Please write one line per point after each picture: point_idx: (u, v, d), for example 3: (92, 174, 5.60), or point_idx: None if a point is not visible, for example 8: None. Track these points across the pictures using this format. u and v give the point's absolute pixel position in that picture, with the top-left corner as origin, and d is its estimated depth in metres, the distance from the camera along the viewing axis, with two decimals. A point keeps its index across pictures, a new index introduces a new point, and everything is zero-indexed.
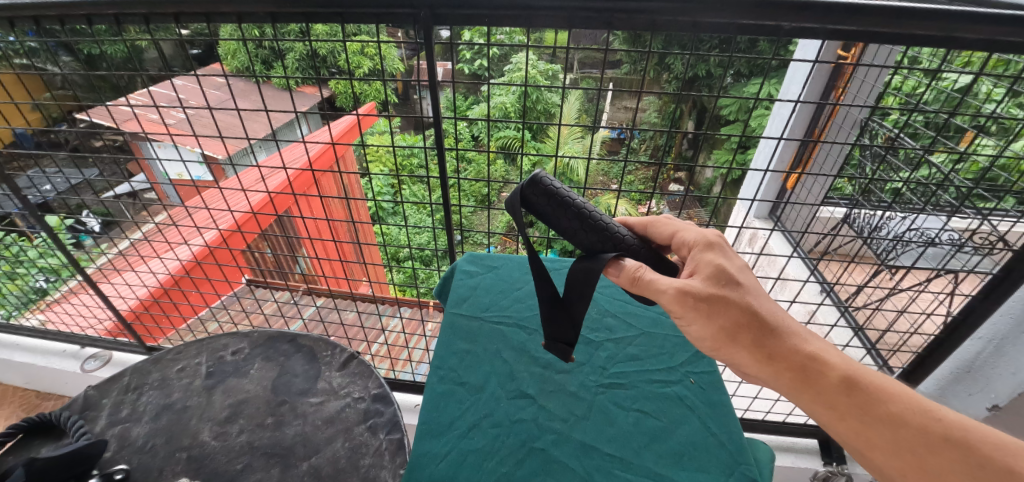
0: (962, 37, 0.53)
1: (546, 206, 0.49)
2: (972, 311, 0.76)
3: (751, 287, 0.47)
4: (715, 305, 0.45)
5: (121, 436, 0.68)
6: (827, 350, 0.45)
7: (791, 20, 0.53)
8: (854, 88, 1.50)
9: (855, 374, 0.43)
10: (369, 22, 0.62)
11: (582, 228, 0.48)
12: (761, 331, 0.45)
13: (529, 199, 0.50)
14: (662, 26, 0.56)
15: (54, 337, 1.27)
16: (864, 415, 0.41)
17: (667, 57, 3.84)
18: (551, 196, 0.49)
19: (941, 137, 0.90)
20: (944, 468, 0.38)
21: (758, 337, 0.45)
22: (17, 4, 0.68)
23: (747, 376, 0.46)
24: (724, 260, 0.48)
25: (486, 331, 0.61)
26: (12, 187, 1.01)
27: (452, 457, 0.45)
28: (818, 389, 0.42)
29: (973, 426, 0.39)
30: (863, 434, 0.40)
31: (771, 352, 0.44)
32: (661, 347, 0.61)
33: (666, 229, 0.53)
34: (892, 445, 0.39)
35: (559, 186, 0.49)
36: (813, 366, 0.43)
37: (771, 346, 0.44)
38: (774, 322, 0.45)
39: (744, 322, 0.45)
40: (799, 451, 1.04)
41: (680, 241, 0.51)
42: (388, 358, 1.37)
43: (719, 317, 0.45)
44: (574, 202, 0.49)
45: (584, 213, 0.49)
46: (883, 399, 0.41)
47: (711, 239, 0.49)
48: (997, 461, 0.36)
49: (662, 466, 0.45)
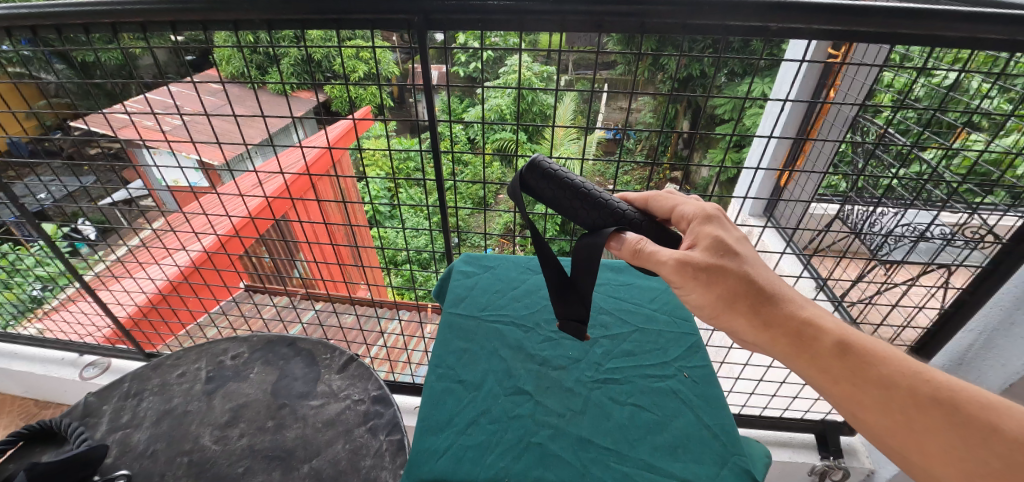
0: (943, 36, 0.55)
1: (545, 189, 0.52)
2: (965, 301, 0.77)
3: (748, 257, 0.47)
4: (714, 274, 0.45)
5: (122, 442, 0.69)
6: (823, 315, 0.45)
7: (778, 21, 0.54)
8: (845, 85, 1.52)
9: (851, 339, 0.43)
10: (363, 28, 0.63)
11: (582, 205, 0.51)
12: (757, 298, 0.45)
13: (528, 183, 0.53)
14: (652, 28, 0.57)
15: (52, 345, 1.26)
16: (858, 378, 0.41)
17: (661, 58, 3.88)
18: (548, 177, 0.52)
19: (930, 133, 0.91)
20: (931, 427, 0.39)
21: (755, 303, 0.45)
22: (13, 14, 0.69)
23: (744, 343, 0.47)
24: (722, 231, 0.49)
25: (483, 330, 0.62)
26: (10, 195, 1.01)
27: (451, 453, 0.45)
28: (815, 354, 0.43)
29: (962, 387, 0.39)
30: (854, 395, 0.41)
31: (768, 318, 0.44)
32: (655, 343, 0.62)
33: (667, 202, 0.54)
34: (883, 406, 0.40)
35: (556, 168, 0.52)
36: (808, 330, 0.44)
37: (768, 311, 0.45)
38: (770, 289, 0.46)
39: (742, 290, 0.45)
40: (796, 446, 1.05)
41: (680, 214, 0.52)
42: (388, 362, 1.38)
43: (716, 285, 0.45)
44: (573, 181, 0.51)
45: (583, 192, 0.51)
46: (877, 362, 0.42)
47: (710, 212, 0.50)
48: (980, 419, 0.38)
49: (656, 458, 0.46)
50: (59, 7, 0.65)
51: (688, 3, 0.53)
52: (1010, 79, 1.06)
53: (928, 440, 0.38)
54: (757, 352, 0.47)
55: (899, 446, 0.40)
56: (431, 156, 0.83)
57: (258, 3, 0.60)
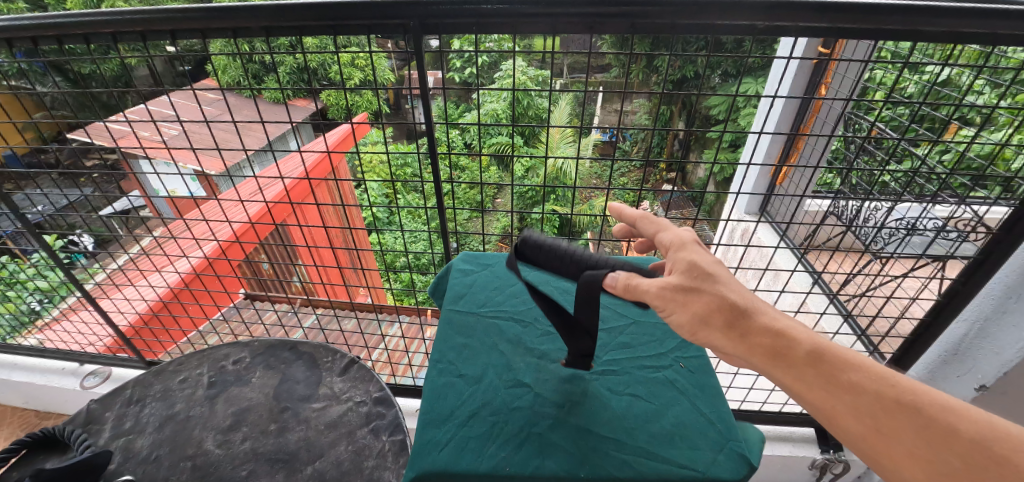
0: (925, 30, 0.56)
1: (536, 256, 0.59)
2: (957, 292, 0.79)
3: (725, 275, 0.46)
4: (691, 295, 0.44)
5: (126, 448, 0.69)
6: (796, 326, 0.44)
7: (764, 19, 0.56)
8: (836, 82, 1.54)
9: (823, 347, 0.42)
10: (360, 34, 0.64)
11: (569, 264, 0.56)
12: (733, 313, 0.44)
13: (522, 254, 0.60)
14: (642, 28, 0.58)
15: (52, 355, 1.26)
16: (830, 387, 0.40)
17: (656, 59, 3.91)
18: (535, 246, 0.58)
19: (921, 127, 0.92)
20: (898, 431, 0.38)
21: (731, 318, 0.44)
22: (12, 25, 0.69)
23: (720, 356, 0.45)
24: (701, 253, 0.48)
25: (483, 326, 0.63)
26: (10, 206, 1.02)
27: (453, 444, 0.46)
28: (791, 364, 0.41)
29: (922, 389, 0.39)
30: (828, 404, 0.40)
31: (747, 332, 0.43)
32: (650, 336, 0.62)
33: (651, 225, 0.53)
34: (856, 412, 0.39)
35: (543, 237, 0.59)
36: (783, 341, 0.42)
37: (745, 324, 0.43)
38: (746, 304, 0.45)
39: (719, 307, 0.44)
40: (797, 440, 1.06)
41: (660, 240, 0.51)
42: (389, 366, 1.38)
43: (694, 305, 0.44)
44: (557, 245, 0.57)
45: (567, 253, 0.56)
46: (850, 369, 0.41)
47: (689, 236, 0.50)
48: (940, 420, 0.38)
49: (654, 444, 0.46)
50: (59, 18, 0.66)
51: (678, 3, 0.55)
52: (999, 72, 1.07)
53: (898, 446, 0.38)
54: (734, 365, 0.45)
55: (872, 452, 0.39)
56: (429, 160, 0.84)
57: (258, 11, 0.61)
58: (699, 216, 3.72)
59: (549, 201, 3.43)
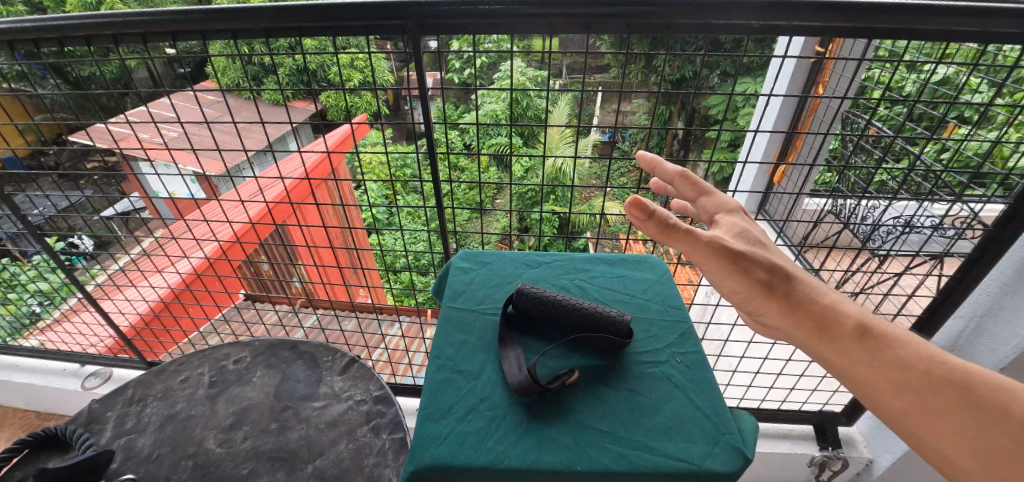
0: (918, 29, 0.57)
1: (530, 307, 0.58)
2: (953, 289, 0.80)
3: (774, 249, 0.48)
4: (750, 260, 0.45)
5: (127, 447, 0.69)
6: (844, 301, 0.44)
7: (758, 19, 0.56)
8: (834, 81, 1.54)
9: (869, 322, 0.42)
10: (359, 35, 0.65)
11: (561, 314, 0.57)
12: (784, 281, 0.45)
13: (516, 304, 0.60)
14: (638, 28, 0.59)
15: (53, 356, 1.27)
16: (875, 360, 0.40)
17: (655, 60, 3.92)
18: (530, 298, 0.58)
19: (917, 125, 0.93)
20: (942, 407, 0.37)
21: (782, 284, 0.44)
22: (14, 28, 0.70)
23: (768, 325, 0.46)
24: (748, 225, 0.51)
25: (482, 323, 0.62)
26: (13, 208, 1.02)
27: (452, 439, 0.47)
28: (836, 337, 0.41)
29: (975, 369, 0.38)
30: (872, 378, 0.39)
31: (796, 303, 0.43)
32: (647, 330, 0.61)
33: (696, 188, 0.55)
34: (897, 386, 0.38)
35: (537, 290, 0.59)
36: (829, 313, 0.43)
37: (794, 294, 0.44)
38: (796, 273, 0.46)
39: (772, 273, 0.45)
40: (795, 438, 1.06)
41: (705, 205, 0.54)
42: (389, 366, 1.38)
43: (747, 267, 0.45)
44: (552, 298, 0.58)
45: (560, 304, 0.57)
46: (894, 345, 0.40)
47: (733, 207, 0.53)
48: (990, 400, 0.36)
49: (650, 438, 0.47)
50: (60, 20, 0.66)
51: (674, 3, 0.55)
52: (996, 71, 1.07)
53: (940, 421, 0.37)
54: (780, 336, 0.46)
55: (913, 428, 0.38)
56: (427, 160, 0.84)
57: (258, 12, 0.61)
58: None
59: (548, 201, 3.44)
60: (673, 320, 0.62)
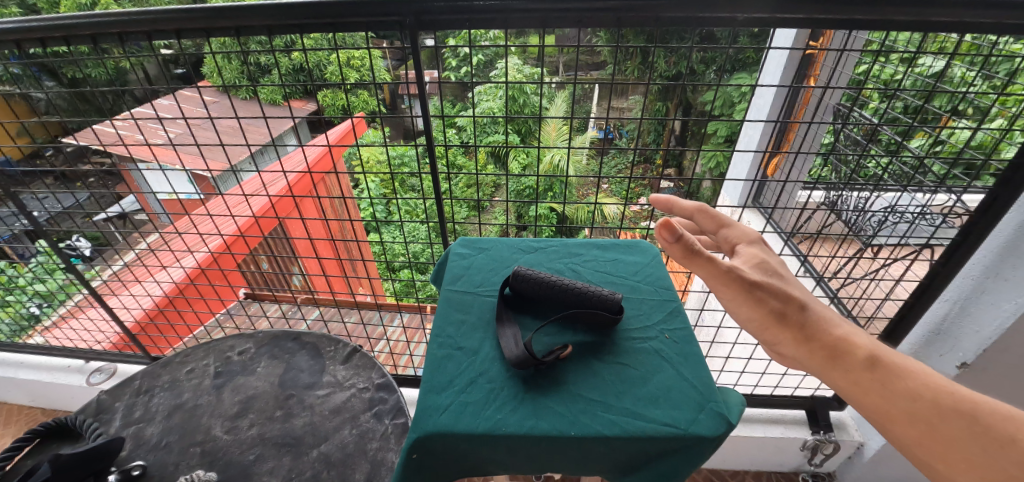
0: (897, 19, 0.59)
1: (526, 288, 0.61)
2: (937, 273, 0.83)
3: (790, 281, 0.50)
4: (764, 291, 0.47)
5: (136, 435, 0.71)
6: (855, 333, 0.45)
7: (743, 12, 0.58)
8: (825, 74, 1.57)
9: (879, 353, 0.43)
10: (358, 31, 0.67)
11: (554, 294, 0.59)
12: (796, 310, 0.46)
13: (512, 286, 0.62)
14: (627, 22, 0.61)
15: (58, 352, 1.28)
16: (885, 390, 0.40)
17: (650, 56, 3.94)
18: (525, 280, 0.61)
19: (899, 113, 0.96)
20: (953, 435, 0.38)
21: (793, 313, 0.46)
22: (21, 27, 0.71)
23: (782, 357, 0.47)
24: (766, 256, 0.52)
25: (481, 304, 0.64)
26: (19, 205, 1.04)
27: (453, 408, 0.49)
28: (849, 367, 0.42)
29: (982, 399, 0.39)
30: (883, 406, 0.40)
31: (812, 333, 0.44)
32: (638, 309, 0.63)
33: (715, 220, 0.58)
34: (908, 415, 0.39)
35: (532, 271, 0.62)
36: (840, 343, 0.43)
37: (806, 325, 0.45)
38: (809, 306, 0.47)
39: (784, 303, 0.46)
40: (788, 423, 1.09)
41: (725, 235, 0.56)
42: (390, 359, 1.41)
43: (762, 298, 0.46)
44: (546, 279, 0.60)
45: (553, 285, 0.59)
46: (904, 375, 0.41)
47: (753, 239, 0.55)
48: (998, 428, 0.37)
49: (640, 406, 0.49)
50: (66, 19, 0.68)
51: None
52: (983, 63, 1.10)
53: (949, 450, 0.37)
54: (794, 367, 0.47)
55: (925, 456, 0.39)
56: (426, 154, 0.86)
57: (260, 9, 0.63)
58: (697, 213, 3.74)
59: (546, 198, 3.47)
60: (663, 299, 0.64)
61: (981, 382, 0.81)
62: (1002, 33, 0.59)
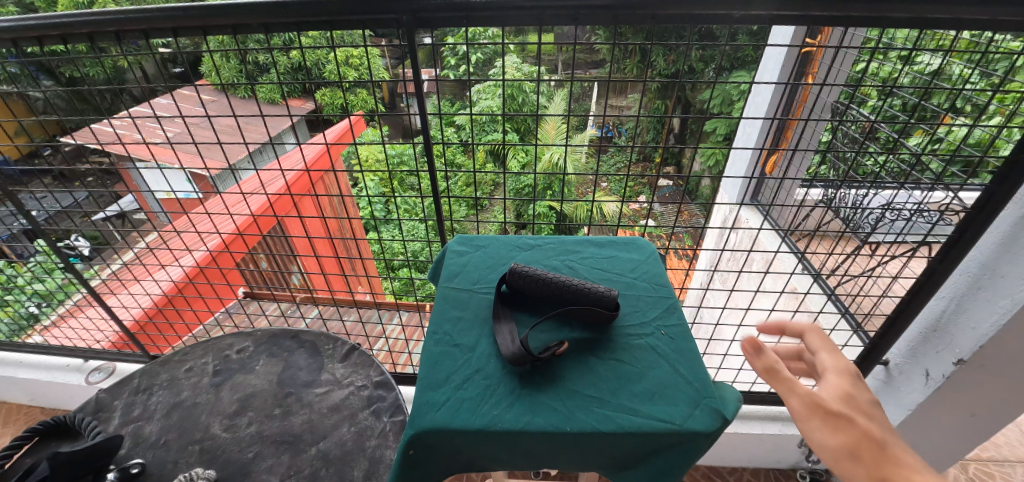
0: (892, 16, 0.59)
1: (523, 285, 0.61)
2: (935, 270, 0.82)
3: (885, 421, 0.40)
4: (841, 423, 0.39)
5: (135, 433, 0.71)
6: None
7: (739, 9, 0.58)
8: (824, 72, 1.57)
9: None
10: (355, 29, 0.67)
11: (549, 291, 0.59)
12: (878, 447, 0.37)
13: (509, 283, 0.62)
14: (623, 19, 0.61)
15: (57, 352, 1.28)
16: None
17: (649, 54, 3.93)
18: (521, 277, 0.61)
19: (896, 110, 0.96)
20: None
21: (873, 448, 0.37)
22: (17, 25, 0.71)
23: None
24: (862, 391, 0.43)
25: (478, 301, 0.64)
26: (17, 204, 1.04)
27: (449, 405, 0.49)
28: None
29: None
30: None
31: (895, 471, 0.34)
32: (634, 306, 0.63)
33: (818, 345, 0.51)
34: None
35: (528, 269, 0.62)
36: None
37: (885, 462, 0.35)
38: (896, 443, 0.37)
39: (865, 438, 0.38)
40: (786, 420, 1.10)
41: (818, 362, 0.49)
42: (389, 357, 1.41)
43: (838, 429, 0.39)
44: (542, 276, 0.60)
45: (549, 282, 0.59)
46: None
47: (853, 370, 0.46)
48: None
49: (635, 402, 0.49)
50: (62, 18, 0.68)
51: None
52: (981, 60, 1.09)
53: None
54: None
55: None
56: (424, 152, 0.86)
57: (256, 7, 0.63)
58: (696, 211, 3.74)
59: (546, 196, 3.47)
60: (659, 296, 0.64)
61: (976, 378, 0.82)
62: (997, 30, 0.59)
